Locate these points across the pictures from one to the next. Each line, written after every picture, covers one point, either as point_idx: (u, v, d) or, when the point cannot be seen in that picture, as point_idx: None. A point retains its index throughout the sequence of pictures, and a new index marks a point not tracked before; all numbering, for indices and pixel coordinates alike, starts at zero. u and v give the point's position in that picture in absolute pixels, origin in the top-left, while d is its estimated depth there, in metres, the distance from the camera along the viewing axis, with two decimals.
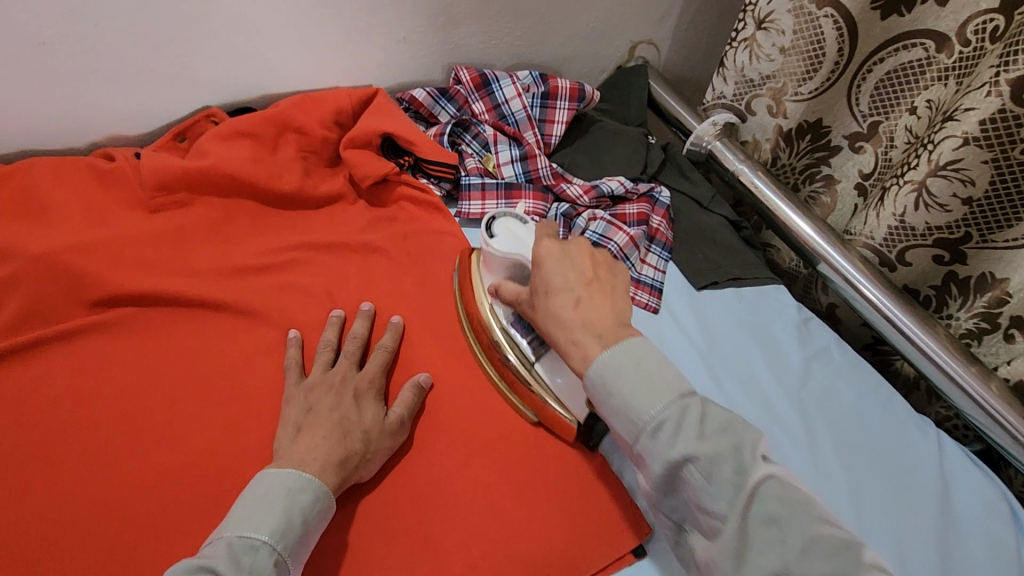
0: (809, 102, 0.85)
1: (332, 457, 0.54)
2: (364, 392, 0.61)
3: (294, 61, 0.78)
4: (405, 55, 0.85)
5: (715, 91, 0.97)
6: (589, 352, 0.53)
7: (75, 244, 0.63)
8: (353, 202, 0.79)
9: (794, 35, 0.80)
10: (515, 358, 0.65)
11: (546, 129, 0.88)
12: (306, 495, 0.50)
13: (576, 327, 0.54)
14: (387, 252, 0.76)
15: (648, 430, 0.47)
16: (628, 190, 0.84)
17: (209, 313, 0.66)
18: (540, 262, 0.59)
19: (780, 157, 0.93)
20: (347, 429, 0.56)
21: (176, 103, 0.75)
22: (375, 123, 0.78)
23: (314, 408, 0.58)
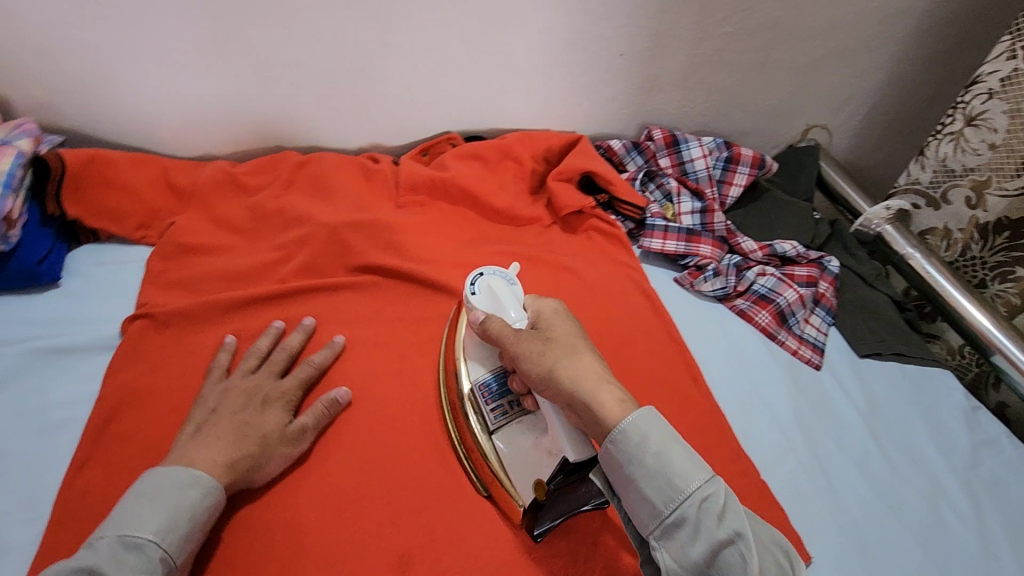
0: (1015, 199, 0.86)
1: (223, 455, 0.55)
2: (272, 401, 0.61)
3: (524, 105, 0.93)
4: (610, 111, 0.98)
5: (910, 176, 0.99)
6: (675, 484, 0.49)
7: (349, 221, 0.79)
8: (548, 226, 0.91)
9: (1008, 134, 0.83)
10: (477, 423, 0.60)
11: (724, 190, 0.97)
12: (194, 492, 0.52)
13: (654, 442, 0.50)
14: (577, 268, 0.86)
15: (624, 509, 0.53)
16: (799, 254, 0.90)
17: (434, 292, 0.78)
18: (538, 315, 0.61)
19: (970, 248, 0.93)
20: (251, 436, 0.57)
21: (428, 124, 0.92)
22: (580, 163, 0.91)
23: (218, 409, 0.59)
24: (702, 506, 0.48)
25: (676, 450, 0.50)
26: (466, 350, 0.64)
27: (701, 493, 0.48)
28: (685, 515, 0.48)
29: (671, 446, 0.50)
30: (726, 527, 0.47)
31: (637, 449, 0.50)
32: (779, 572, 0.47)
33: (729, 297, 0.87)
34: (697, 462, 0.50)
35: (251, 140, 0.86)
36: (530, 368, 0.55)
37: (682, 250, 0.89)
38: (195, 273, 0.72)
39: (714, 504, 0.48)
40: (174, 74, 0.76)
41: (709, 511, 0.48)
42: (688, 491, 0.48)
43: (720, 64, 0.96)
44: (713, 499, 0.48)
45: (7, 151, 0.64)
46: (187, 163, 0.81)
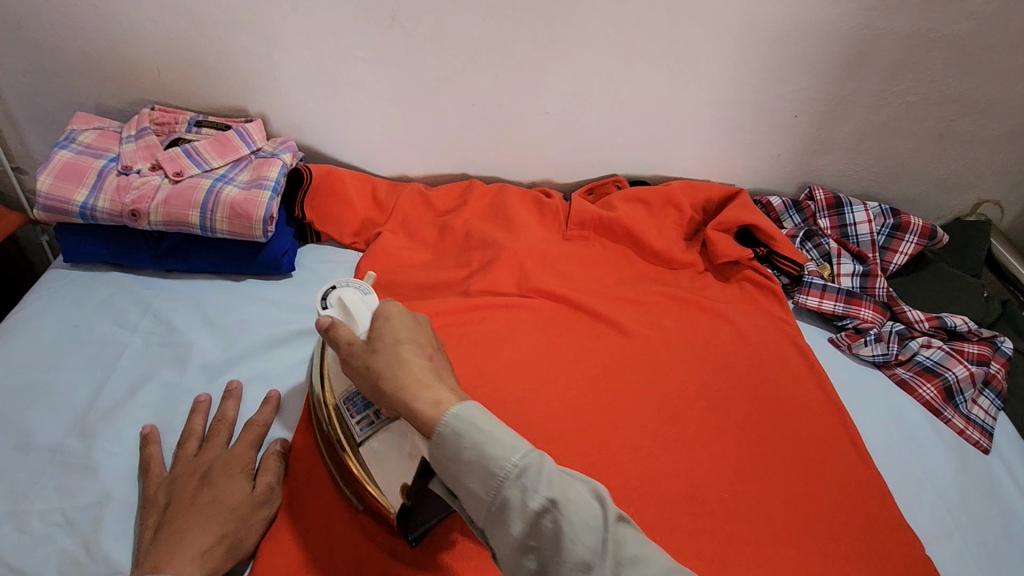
0: None
1: (196, 545, 0.52)
2: (226, 465, 0.58)
3: (690, 155, 0.99)
4: (772, 167, 1.01)
5: None
6: (493, 468, 0.46)
7: (525, 246, 0.87)
8: (702, 272, 0.95)
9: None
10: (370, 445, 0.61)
11: (887, 256, 0.96)
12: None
13: (477, 420, 0.48)
14: (735, 314, 0.88)
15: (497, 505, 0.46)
16: (971, 330, 0.86)
17: (595, 322, 0.84)
18: (417, 329, 0.57)
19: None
20: (221, 518, 0.54)
21: (598, 166, 1.00)
22: (742, 215, 0.94)
23: (172, 501, 0.55)
24: (523, 481, 0.45)
25: (499, 427, 0.48)
26: (331, 375, 0.63)
27: (521, 469, 0.46)
28: (509, 500, 0.46)
29: (494, 421, 0.49)
30: (534, 499, 0.45)
31: (455, 441, 0.47)
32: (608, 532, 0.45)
33: (888, 365, 0.85)
34: (524, 436, 0.48)
35: (441, 166, 0.97)
36: (337, 362, 0.56)
37: (841, 310, 0.89)
38: (394, 277, 0.83)
39: (533, 479, 0.46)
40: (397, 106, 0.89)
41: (539, 479, 0.46)
42: (515, 468, 0.46)
43: (895, 132, 0.96)
44: (530, 474, 0.46)
45: (276, 162, 0.78)
46: (391, 181, 0.93)
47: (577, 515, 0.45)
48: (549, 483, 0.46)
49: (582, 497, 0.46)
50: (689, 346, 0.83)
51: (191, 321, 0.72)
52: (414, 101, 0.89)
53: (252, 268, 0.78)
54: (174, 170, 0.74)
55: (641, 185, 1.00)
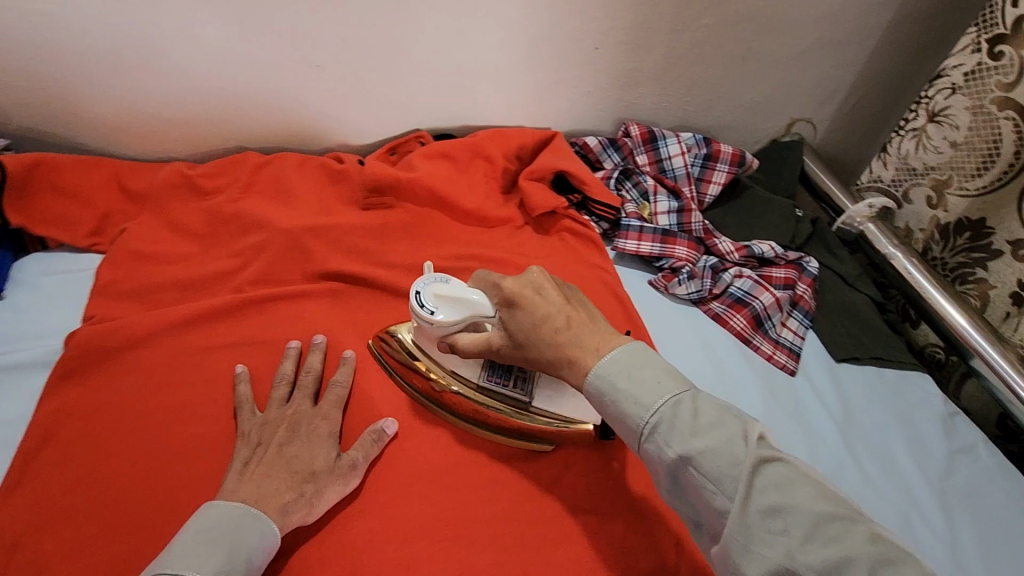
0: (975, 200, 0.85)
1: (276, 489, 0.53)
2: (319, 429, 0.59)
3: (496, 100, 0.90)
4: (585, 106, 0.95)
5: (873, 173, 1.01)
6: (632, 423, 0.51)
7: (308, 223, 0.76)
8: (520, 227, 0.89)
9: (968, 132, 0.84)
10: (504, 406, 0.64)
11: (702, 188, 0.95)
12: (255, 532, 0.50)
13: (615, 377, 0.52)
14: (552, 271, 0.84)
15: (648, 434, 0.50)
16: (778, 255, 0.87)
17: (397, 299, 0.76)
18: (536, 289, 0.60)
19: (932, 248, 0.94)
20: (300, 470, 0.56)
21: (397, 122, 0.89)
22: (553, 161, 0.89)
23: (263, 444, 0.57)
24: (657, 437, 0.49)
25: (627, 381, 0.52)
26: (419, 350, 0.66)
27: (653, 424, 0.50)
28: (650, 452, 0.50)
29: (634, 375, 0.52)
30: (671, 451, 0.48)
31: (602, 401, 0.53)
32: (740, 480, 0.46)
33: (704, 300, 0.85)
34: (661, 386, 0.51)
35: (211, 139, 0.83)
36: (502, 350, 0.60)
37: (657, 251, 0.87)
38: (145, 281, 0.70)
39: (663, 433, 0.49)
40: (126, 72, 0.73)
41: (668, 430, 0.49)
42: (649, 421, 0.50)
43: (700, 58, 0.93)
44: (660, 428, 0.49)
45: None
46: (142, 163, 0.78)
47: (713, 464, 0.47)
48: (690, 440, 0.48)
49: (714, 441, 0.47)
50: None
51: None
52: (148, 64, 0.73)
53: None
54: None
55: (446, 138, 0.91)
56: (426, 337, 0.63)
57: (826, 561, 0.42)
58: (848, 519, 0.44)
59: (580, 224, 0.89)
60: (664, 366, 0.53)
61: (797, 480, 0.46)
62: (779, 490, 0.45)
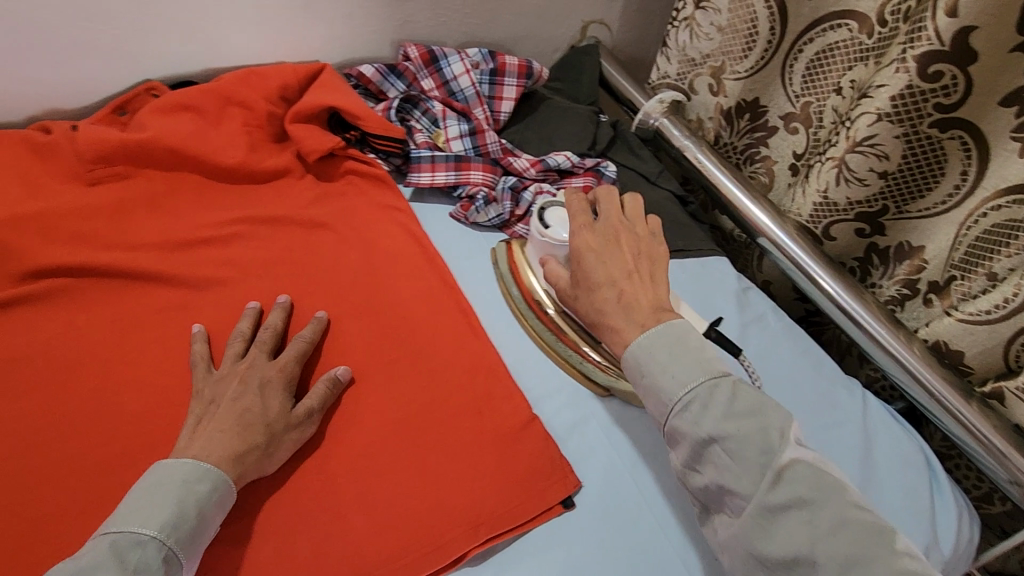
0: (746, 81, 0.90)
1: (228, 437, 0.51)
2: (271, 382, 0.57)
3: (240, 34, 0.78)
4: (353, 30, 0.85)
5: (660, 71, 1.03)
6: (665, 396, 0.53)
7: (10, 215, 0.62)
8: (300, 176, 0.79)
9: (729, 14, 0.87)
10: (580, 337, 0.68)
11: (495, 106, 0.89)
12: (204, 484, 0.48)
13: (659, 353, 0.54)
14: (340, 220, 0.76)
15: (678, 410, 0.52)
16: (574, 164, 0.85)
17: (146, 284, 0.65)
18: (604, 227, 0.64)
19: (721, 135, 0.98)
20: (254, 419, 0.53)
21: (116, 74, 0.74)
22: (318, 97, 0.78)
23: (218, 400, 0.55)
24: (687, 414, 0.51)
25: (666, 365, 0.53)
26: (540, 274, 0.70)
27: (686, 401, 0.52)
28: (678, 429, 0.52)
29: (679, 354, 0.54)
30: (702, 430, 0.50)
31: (637, 375, 0.54)
32: (769, 469, 0.47)
33: (507, 224, 0.81)
34: (703, 367, 0.52)
35: None
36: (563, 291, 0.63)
37: (453, 181, 0.82)
38: None
39: (695, 413, 0.51)
40: None
41: (699, 410, 0.51)
42: (682, 398, 0.52)
43: None
44: (695, 407, 0.51)
45: None
46: None
47: (740, 451, 0.49)
48: (730, 425, 0.49)
49: (745, 428, 0.49)
50: (280, 275, 0.69)
51: None
52: None
53: None
54: None
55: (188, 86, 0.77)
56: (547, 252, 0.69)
57: (843, 555, 0.44)
58: (868, 517, 0.46)
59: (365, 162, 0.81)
60: (704, 347, 0.55)
61: (822, 475, 0.48)
62: (807, 486, 0.47)
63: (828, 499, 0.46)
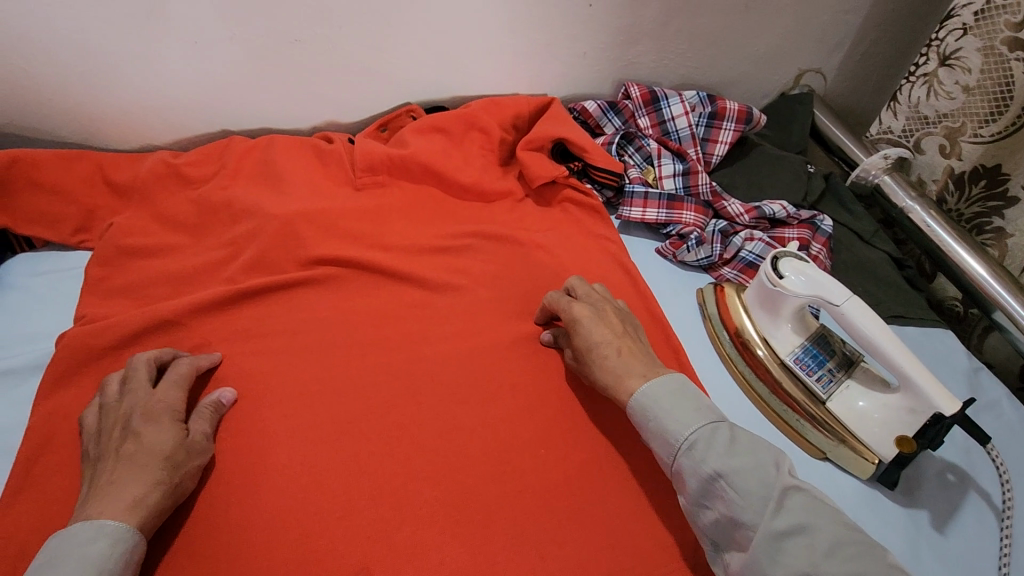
0: (988, 146, 0.84)
1: (122, 492, 0.49)
2: (148, 412, 0.54)
3: (489, 67, 0.86)
4: (583, 68, 0.91)
5: (882, 125, 0.98)
6: (670, 438, 0.53)
7: (303, 209, 0.74)
8: (521, 200, 0.85)
9: (980, 75, 0.81)
10: (799, 394, 0.64)
11: (709, 148, 0.90)
12: (100, 542, 0.46)
13: (659, 397, 0.55)
14: (558, 242, 0.81)
15: (685, 449, 0.52)
16: (789, 215, 0.84)
17: (396, 281, 0.73)
18: (614, 305, 0.67)
19: (947, 199, 0.92)
20: (150, 463, 0.51)
21: (384, 97, 0.86)
22: (550, 129, 0.84)
23: (611, 346, 0.61)
24: (692, 452, 0.52)
25: (670, 404, 0.54)
26: (758, 322, 0.68)
27: (691, 442, 0.52)
28: (685, 467, 0.52)
29: (674, 398, 0.55)
30: (706, 465, 0.50)
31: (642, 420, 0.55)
32: (771, 499, 0.48)
33: (715, 267, 0.81)
34: (700, 411, 0.54)
35: (193, 126, 0.81)
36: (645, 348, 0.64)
37: (663, 218, 0.83)
38: (139, 278, 0.68)
39: (702, 451, 0.51)
40: (99, 61, 0.70)
41: (711, 446, 0.51)
42: (687, 438, 0.53)
43: (702, 10, 0.88)
44: (702, 444, 0.52)
45: None
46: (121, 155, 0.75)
47: (744, 485, 0.49)
48: (745, 456, 0.50)
49: (749, 464, 0.50)
50: (505, 289, 0.75)
51: None
52: (120, 50, 0.70)
53: None
54: None
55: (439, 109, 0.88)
56: (769, 300, 0.66)
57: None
58: None
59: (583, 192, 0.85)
60: (697, 394, 0.56)
61: (827, 511, 0.48)
62: (806, 514, 0.47)
63: (833, 534, 0.46)
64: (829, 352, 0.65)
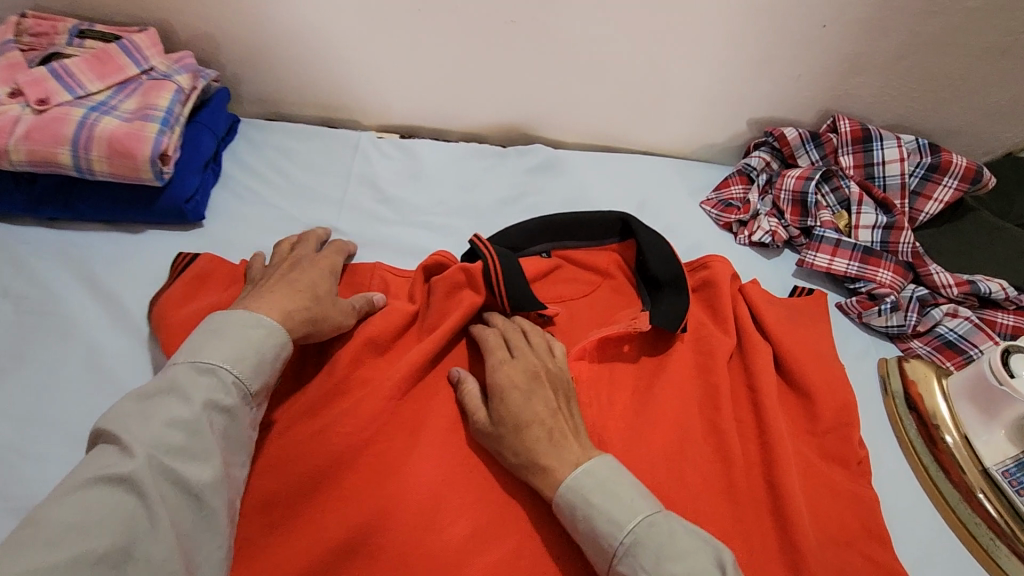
0: None
1: (282, 307, 0.53)
2: (318, 281, 0.58)
3: (692, 75, 0.81)
4: (791, 92, 0.83)
5: None
6: (604, 544, 0.46)
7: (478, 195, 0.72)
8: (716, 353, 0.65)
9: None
10: (1006, 514, 0.57)
11: (918, 203, 0.81)
12: (257, 329, 0.49)
13: (592, 492, 0.48)
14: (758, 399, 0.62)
15: (619, 555, 0.46)
16: (1009, 298, 0.73)
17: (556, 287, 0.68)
18: (539, 378, 0.56)
19: None
20: (303, 299, 0.54)
21: (578, 88, 0.83)
22: (757, 305, 0.69)
23: (528, 417, 0.52)
24: (632, 561, 0.45)
25: (614, 498, 0.47)
26: (964, 422, 0.62)
27: (629, 546, 0.45)
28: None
29: (606, 490, 0.48)
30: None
31: (573, 524, 0.48)
32: None
33: (903, 337, 0.73)
34: (634, 504, 0.47)
35: (391, 89, 0.82)
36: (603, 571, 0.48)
37: (855, 272, 0.76)
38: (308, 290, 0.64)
39: (641, 556, 0.45)
40: (328, 17, 0.74)
41: (646, 554, 0.45)
42: (625, 542, 0.46)
43: (946, 46, 0.78)
44: (639, 546, 0.45)
45: (168, 86, 0.65)
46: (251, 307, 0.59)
47: None
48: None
49: (695, 567, 0.44)
50: None
51: (65, 277, 0.61)
52: (350, 8, 0.73)
53: (148, 219, 0.66)
54: (39, 97, 0.60)
55: (644, 250, 0.66)
56: (993, 403, 0.59)
57: None
58: None
59: (754, 238, 0.80)
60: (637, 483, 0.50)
61: None
62: None
63: None
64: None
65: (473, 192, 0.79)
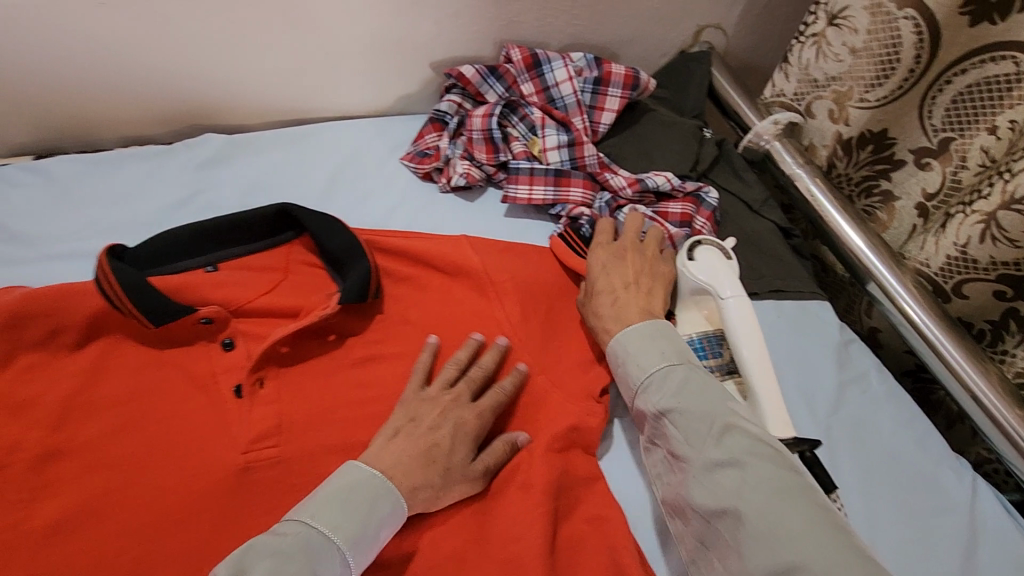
0: (874, 111, 0.81)
1: (416, 480, 0.53)
2: (465, 427, 0.57)
3: (347, 30, 0.78)
4: (458, 29, 0.82)
5: (775, 88, 0.94)
6: (631, 374, 0.59)
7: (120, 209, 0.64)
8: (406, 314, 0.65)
9: (866, 36, 0.77)
10: None
11: (596, 116, 0.86)
12: (385, 505, 0.51)
13: (630, 345, 0.61)
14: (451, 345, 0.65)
15: (641, 390, 0.58)
16: (675, 187, 0.81)
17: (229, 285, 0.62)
18: (457, 423, 0.57)
19: (836, 165, 0.89)
20: (433, 458, 0.55)
21: (231, 65, 0.77)
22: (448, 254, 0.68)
23: (417, 420, 0.57)
24: (641, 391, 0.58)
25: (639, 346, 0.60)
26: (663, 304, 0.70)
27: (645, 384, 0.58)
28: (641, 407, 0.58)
29: (642, 341, 0.60)
30: (660, 402, 0.56)
31: (615, 362, 0.61)
32: (713, 430, 0.52)
33: None
34: (660, 356, 0.59)
35: None
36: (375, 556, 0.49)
37: (550, 198, 0.79)
38: None
39: (652, 390, 0.57)
40: None
41: (654, 389, 0.57)
42: (644, 378, 0.58)
43: None
44: (653, 381, 0.57)
45: None
46: None
47: (684, 424, 0.54)
48: (710, 431, 0.53)
49: (694, 401, 0.54)
50: None
51: None
52: None
53: None
54: None
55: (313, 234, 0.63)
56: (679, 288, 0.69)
57: None
58: None
59: (452, 183, 0.80)
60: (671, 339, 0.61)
61: (760, 446, 0.51)
62: (743, 451, 0.51)
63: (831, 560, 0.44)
64: (715, 352, 0.66)
65: (137, 203, 0.72)
